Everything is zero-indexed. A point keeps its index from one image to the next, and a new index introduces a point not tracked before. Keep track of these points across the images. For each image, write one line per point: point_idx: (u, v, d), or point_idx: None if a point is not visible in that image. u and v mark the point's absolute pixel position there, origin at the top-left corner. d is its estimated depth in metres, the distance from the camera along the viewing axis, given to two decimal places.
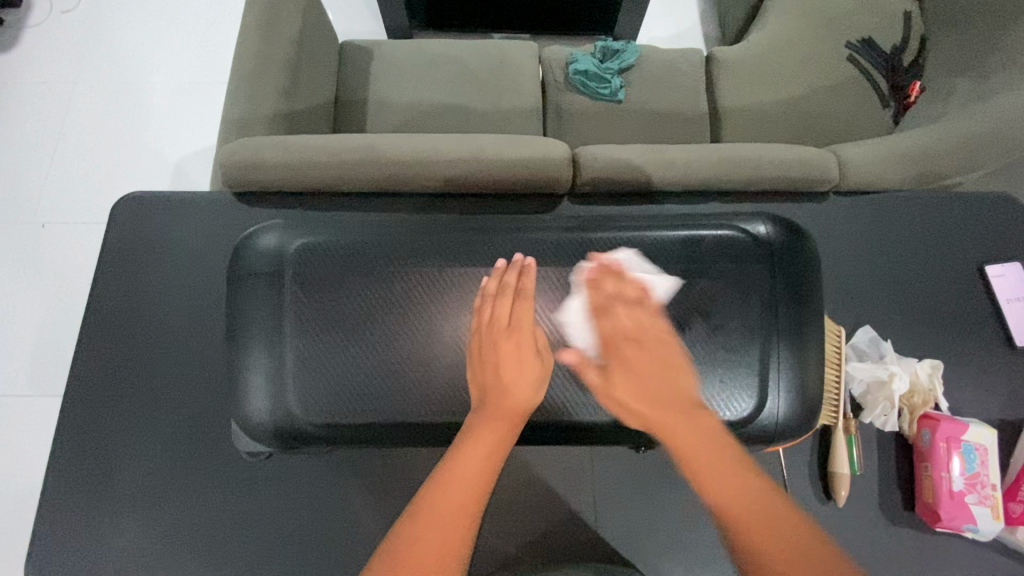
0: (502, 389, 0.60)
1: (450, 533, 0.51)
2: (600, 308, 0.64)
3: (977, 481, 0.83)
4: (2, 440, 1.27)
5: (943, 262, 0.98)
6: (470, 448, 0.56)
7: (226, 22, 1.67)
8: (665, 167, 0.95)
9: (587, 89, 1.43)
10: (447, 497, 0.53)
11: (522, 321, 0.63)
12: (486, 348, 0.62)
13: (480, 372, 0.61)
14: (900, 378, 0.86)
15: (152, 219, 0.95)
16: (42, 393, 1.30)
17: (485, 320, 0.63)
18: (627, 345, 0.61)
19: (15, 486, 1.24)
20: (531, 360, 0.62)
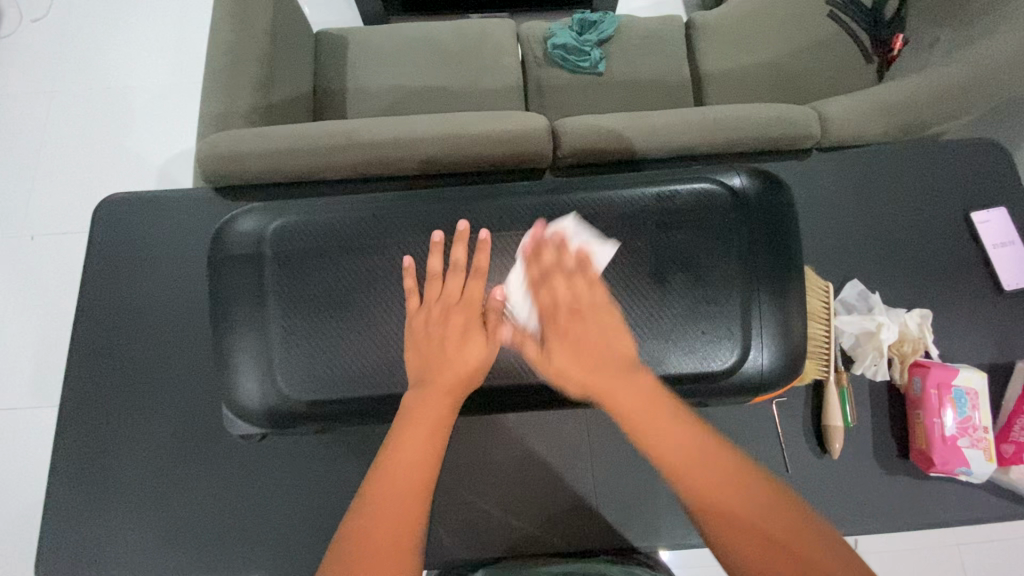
0: (442, 365, 0.61)
1: (402, 519, 0.56)
2: (540, 279, 0.65)
3: (969, 424, 0.83)
4: (6, 452, 1.28)
5: (930, 213, 0.98)
6: (412, 429, 0.59)
7: (200, 20, 1.65)
8: (645, 132, 0.94)
9: (567, 63, 1.42)
10: (396, 480, 0.57)
11: (471, 298, 0.64)
12: (433, 325, 0.63)
13: (424, 350, 0.62)
14: (887, 328, 0.86)
15: (135, 218, 0.95)
16: (42, 404, 1.31)
17: (432, 298, 0.64)
18: (568, 318, 0.63)
19: (23, 497, 1.25)
20: (472, 336, 0.63)
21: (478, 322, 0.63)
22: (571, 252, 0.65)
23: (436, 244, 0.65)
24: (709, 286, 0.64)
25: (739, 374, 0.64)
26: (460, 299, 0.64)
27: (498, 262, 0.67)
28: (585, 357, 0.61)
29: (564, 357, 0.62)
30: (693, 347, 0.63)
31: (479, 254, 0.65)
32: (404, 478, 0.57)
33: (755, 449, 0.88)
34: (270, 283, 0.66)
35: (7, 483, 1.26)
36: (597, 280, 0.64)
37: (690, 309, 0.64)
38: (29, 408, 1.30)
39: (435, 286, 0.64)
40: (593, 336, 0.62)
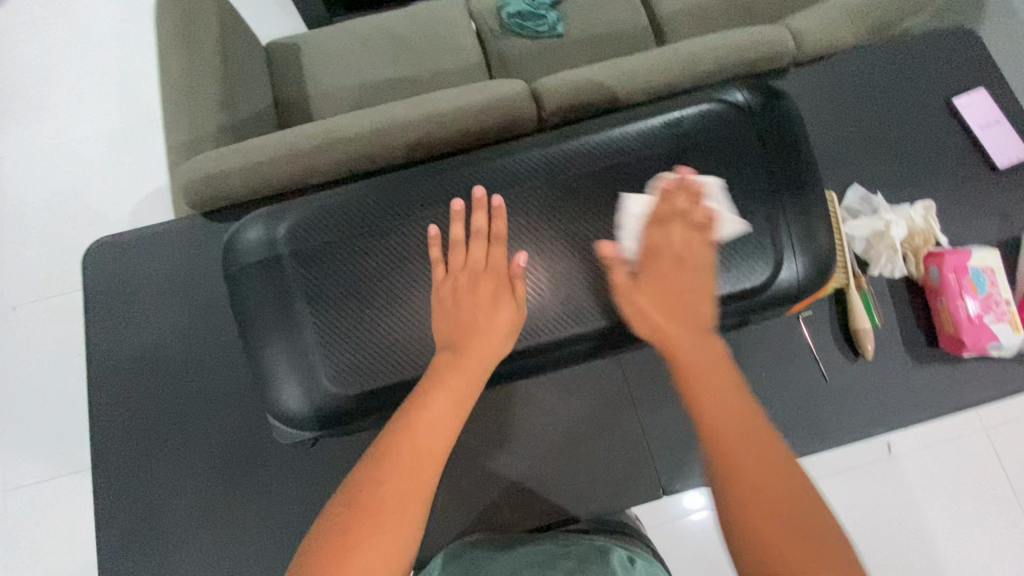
0: (475, 330, 0.60)
1: (409, 482, 0.52)
2: (658, 220, 0.62)
3: (991, 301, 0.85)
4: (45, 525, 1.24)
5: (914, 105, 0.99)
6: (439, 392, 0.56)
7: (142, 55, 1.59)
8: (626, 78, 0.92)
9: (525, 30, 1.40)
10: (413, 442, 0.53)
11: (496, 263, 0.63)
12: (464, 294, 0.61)
13: (456, 320, 0.61)
14: (896, 224, 0.87)
15: (128, 258, 0.91)
16: (69, 470, 1.27)
17: (459, 267, 0.63)
18: (669, 264, 0.60)
19: (73, 565, 1.23)
20: (503, 302, 0.62)
21: (506, 287, 0.62)
22: (702, 211, 0.62)
23: (458, 211, 0.63)
24: (733, 206, 0.64)
25: (774, 290, 0.64)
26: (485, 267, 0.63)
27: (518, 222, 0.66)
28: (671, 304, 0.58)
29: (649, 301, 0.59)
30: (726, 269, 0.63)
31: (496, 220, 0.63)
32: (422, 438, 0.54)
33: (789, 368, 0.89)
34: (292, 285, 0.64)
35: (53, 555, 1.23)
36: (710, 245, 0.61)
37: (718, 233, 0.64)
38: (49, 478, 1.26)
39: (461, 253, 0.63)
40: (689, 291, 0.59)
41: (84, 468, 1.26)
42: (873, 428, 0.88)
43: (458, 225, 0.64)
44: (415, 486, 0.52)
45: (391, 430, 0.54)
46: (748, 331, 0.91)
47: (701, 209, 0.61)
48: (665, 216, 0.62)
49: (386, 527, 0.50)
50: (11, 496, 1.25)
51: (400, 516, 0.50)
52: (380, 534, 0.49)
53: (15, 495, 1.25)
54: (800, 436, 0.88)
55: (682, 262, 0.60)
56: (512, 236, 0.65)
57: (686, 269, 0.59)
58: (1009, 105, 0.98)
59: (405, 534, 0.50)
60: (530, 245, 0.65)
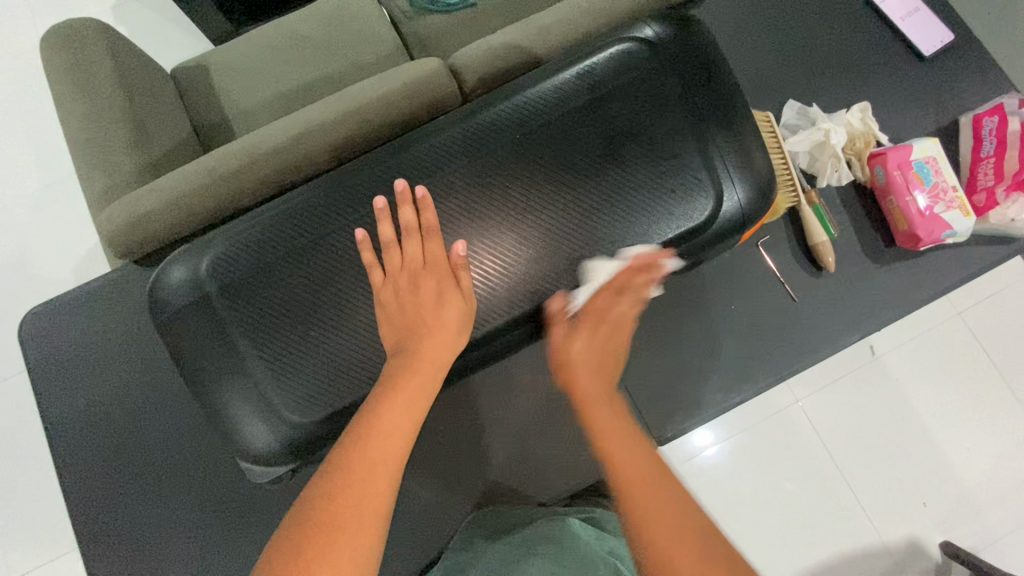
0: (423, 328, 0.60)
1: (364, 492, 0.52)
2: (618, 287, 0.61)
3: (939, 191, 0.85)
4: None
5: (834, 9, 0.97)
6: (392, 399, 0.57)
7: (44, 107, 1.49)
8: (543, 33, 0.89)
9: (435, 5, 1.35)
10: (369, 451, 0.54)
11: (434, 257, 0.62)
12: (406, 295, 0.62)
13: (403, 322, 0.61)
14: (835, 132, 0.87)
15: (64, 322, 0.87)
16: (61, 550, 1.22)
17: (396, 268, 0.62)
18: (603, 329, 0.63)
19: None
20: (448, 296, 0.62)
21: (449, 279, 0.62)
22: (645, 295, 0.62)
23: (382, 209, 0.62)
24: (663, 145, 0.62)
25: (719, 221, 0.62)
26: (423, 262, 0.63)
27: (447, 210, 0.63)
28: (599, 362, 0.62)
29: (582, 349, 0.62)
30: (669, 211, 0.62)
31: (424, 212, 0.61)
32: (376, 448, 0.54)
33: (756, 295, 0.90)
34: (228, 323, 0.61)
35: None
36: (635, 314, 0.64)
37: (654, 176, 0.62)
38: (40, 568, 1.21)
39: (395, 254, 0.61)
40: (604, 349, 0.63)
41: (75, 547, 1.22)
42: (848, 337, 0.89)
43: (386, 224, 0.62)
44: (370, 497, 0.52)
45: (345, 441, 0.55)
46: (712, 267, 0.90)
47: (644, 284, 0.61)
48: (621, 286, 0.61)
49: (343, 539, 0.49)
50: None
51: (355, 527, 0.50)
52: (339, 553, 0.49)
53: None
54: (780, 359, 0.89)
55: (610, 333, 0.63)
56: (445, 225, 0.63)
57: (608, 340, 0.64)
58: None
59: (365, 546, 0.50)
60: (466, 231, 0.63)
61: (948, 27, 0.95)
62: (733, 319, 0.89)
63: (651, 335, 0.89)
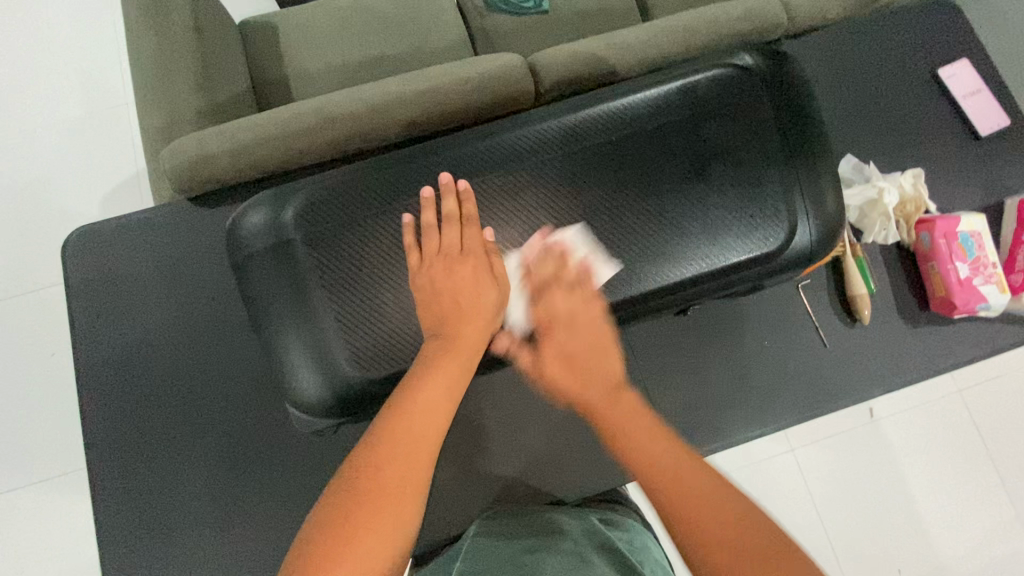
0: (460, 314, 0.61)
1: (410, 464, 0.53)
2: (546, 285, 0.63)
3: (980, 264, 0.88)
4: (41, 525, 1.20)
5: (902, 77, 1.01)
6: (434, 378, 0.57)
7: (105, 34, 1.50)
8: (625, 49, 0.92)
9: (509, 7, 1.39)
10: (412, 426, 0.54)
11: (472, 248, 0.63)
12: (442, 282, 0.61)
13: (435, 308, 0.61)
14: (888, 192, 0.89)
15: (109, 246, 0.87)
16: (65, 469, 1.23)
17: (434, 252, 0.62)
18: (560, 331, 0.62)
19: (75, 563, 1.20)
20: (483, 287, 0.62)
21: (484, 268, 0.63)
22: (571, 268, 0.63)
23: (428, 198, 0.63)
24: (747, 171, 0.64)
25: (787, 254, 0.64)
26: (461, 250, 0.63)
27: (485, 202, 0.65)
28: (575, 360, 0.62)
29: (554, 366, 0.62)
30: (745, 236, 0.64)
31: (465, 203, 0.63)
32: (421, 424, 0.55)
33: (788, 335, 0.92)
34: (304, 270, 0.62)
35: (51, 554, 1.19)
36: (599, 301, 0.63)
37: (736, 199, 0.64)
38: (40, 485, 1.22)
39: (435, 237, 0.62)
40: (583, 346, 0.62)
41: (76, 469, 1.23)
42: (871, 391, 0.91)
43: (429, 211, 0.63)
44: (414, 471, 0.53)
45: (390, 412, 0.55)
46: (748, 302, 0.92)
47: (576, 269, 0.63)
48: (543, 284, 0.63)
49: (391, 510, 0.50)
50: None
51: (401, 500, 0.51)
52: (386, 520, 0.49)
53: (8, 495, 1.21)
54: (801, 401, 0.91)
55: (570, 328, 0.62)
56: (484, 215, 0.65)
57: (575, 334, 0.62)
58: (991, 73, 1.01)
59: (407, 518, 0.51)
60: (538, 222, 0.64)
61: (1006, 112, 0.99)
62: (763, 354, 0.91)
63: (682, 356, 0.91)
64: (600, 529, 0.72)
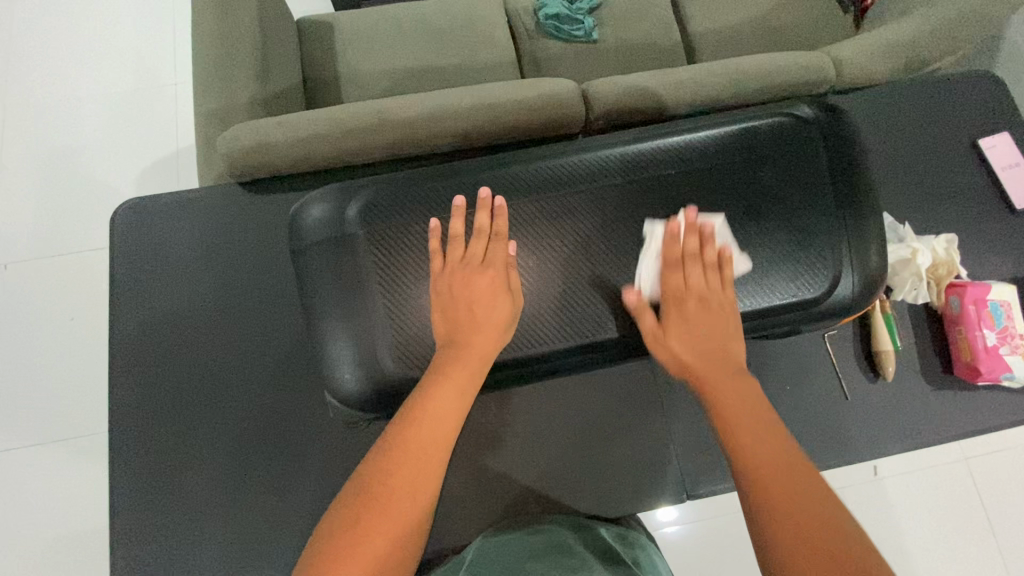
0: (472, 324, 0.61)
1: (417, 469, 0.56)
2: (672, 264, 0.65)
3: (1008, 334, 0.89)
4: (51, 488, 1.21)
5: (942, 143, 1.03)
6: (445, 387, 0.59)
7: (167, 18, 1.55)
8: (677, 87, 0.95)
9: (560, 33, 1.42)
10: (423, 432, 0.57)
11: (495, 259, 0.64)
12: (460, 288, 0.62)
13: (453, 316, 0.62)
14: (922, 253, 0.90)
15: (157, 222, 0.89)
16: (82, 434, 1.24)
17: (456, 259, 0.63)
18: (695, 305, 0.64)
19: (78, 529, 1.20)
20: (500, 297, 0.63)
21: (502, 280, 0.63)
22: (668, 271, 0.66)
23: (459, 207, 0.64)
24: (798, 217, 0.66)
25: (827, 302, 0.66)
26: (483, 260, 0.64)
27: (518, 221, 0.67)
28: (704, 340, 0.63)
29: (684, 343, 0.63)
30: (787, 279, 0.65)
31: (497, 219, 0.65)
32: (429, 431, 0.57)
33: (810, 384, 0.92)
34: (359, 265, 0.64)
35: (57, 519, 1.20)
36: (731, 281, 0.65)
37: (782, 243, 0.66)
38: (56, 447, 1.24)
39: (459, 247, 0.63)
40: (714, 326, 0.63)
41: (94, 435, 1.25)
42: (888, 448, 0.91)
43: (458, 220, 0.64)
44: (422, 475, 0.56)
45: (403, 419, 0.58)
46: (773, 345, 0.94)
47: (711, 248, 0.65)
48: (679, 257, 0.65)
49: (396, 511, 0.54)
50: (13, 465, 1.22)
51: (407, 501, 0.55)
52: (391, 520, 0.54)
53: (22, 455, 1.23)
54: (818, 451, 0.91)
55: (706, 303, 0.64)
56: (515, 234, 0.66)
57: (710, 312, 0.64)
58: None
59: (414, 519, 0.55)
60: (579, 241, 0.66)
61: None
62: (783, 399, 0.92)
63: None
64: (582, 524, 0.80)
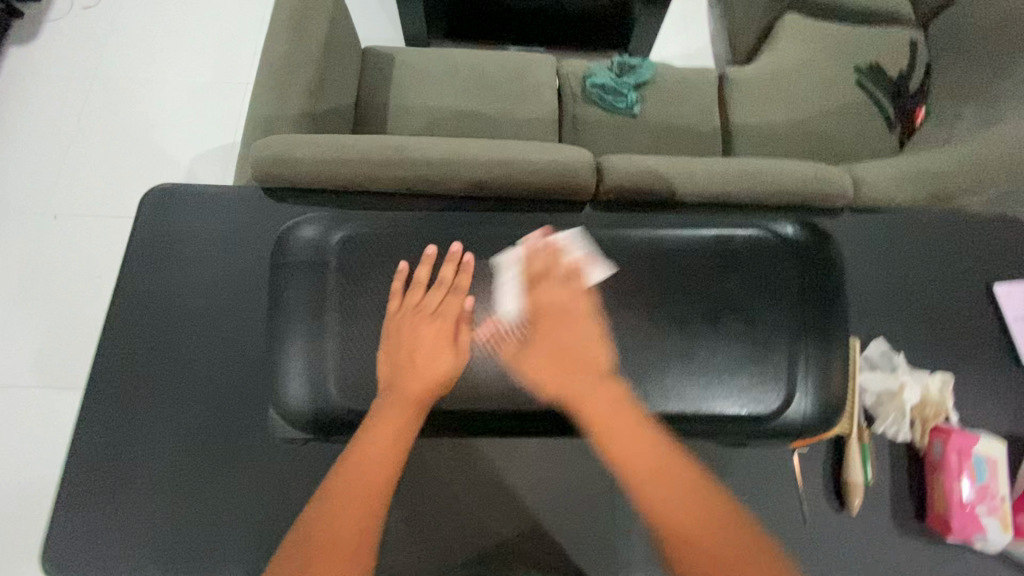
0: (414, 370, 0.68)
1: (358, 510, 0.61)
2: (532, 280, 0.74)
3: (987, 493, 0.84)
4: (24, 429, 1.28)
5: (956, 281, 1.00)
6: (382, 426, 0.65)
7: (251, 26, 1.69)
8: (688, 176, 0.97)
9: (603, 102, 1.48)
10: (361, 474, 0.62)
11: (446, 312, 0.72)
12: (409, 332, 0.70)
13: (399, 359, 0.69)
14: (909, 388, 0.88)
15: (179, 208, 0.96)
16: (64, 386, 1.31)
17: (414, 304, 0.71)
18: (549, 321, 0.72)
19: (36, 475, 1.25)
20: (443, 347, 0.70)
21: (450, 333, 0.71)
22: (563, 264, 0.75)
23: (428, 257, 0.73)
24: (760, 329, 0.74)
25: (780, 418, 0.72)
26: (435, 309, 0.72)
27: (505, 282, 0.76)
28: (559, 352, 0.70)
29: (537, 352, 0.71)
30: (742, 388, 0.72)
31: (459, 273, 0.73)
32: (370, 471, 0.62)
33: None
34: (329, 290, 0.73)
35: (20, 458, 1.26)
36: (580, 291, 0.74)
37: (744, 352, 0.74)
38: (51, 393, 1.31)
39: (417, 292, 0.71)
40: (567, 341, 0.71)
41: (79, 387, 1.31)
42: None
43: (422, 268, 0.72)
44: (362, 515, 0.61)
45: (344, 463, 0.63)
46: None
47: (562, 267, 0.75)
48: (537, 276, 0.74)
49: (342, 551, 0.59)
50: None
51: (347, 547, 0.59)
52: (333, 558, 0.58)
53: (7, 392, 1.30)
54: None
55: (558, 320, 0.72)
56: (479, 292, 0.75)
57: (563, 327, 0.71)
58: None
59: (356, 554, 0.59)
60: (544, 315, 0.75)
61: None
62: None
63: None
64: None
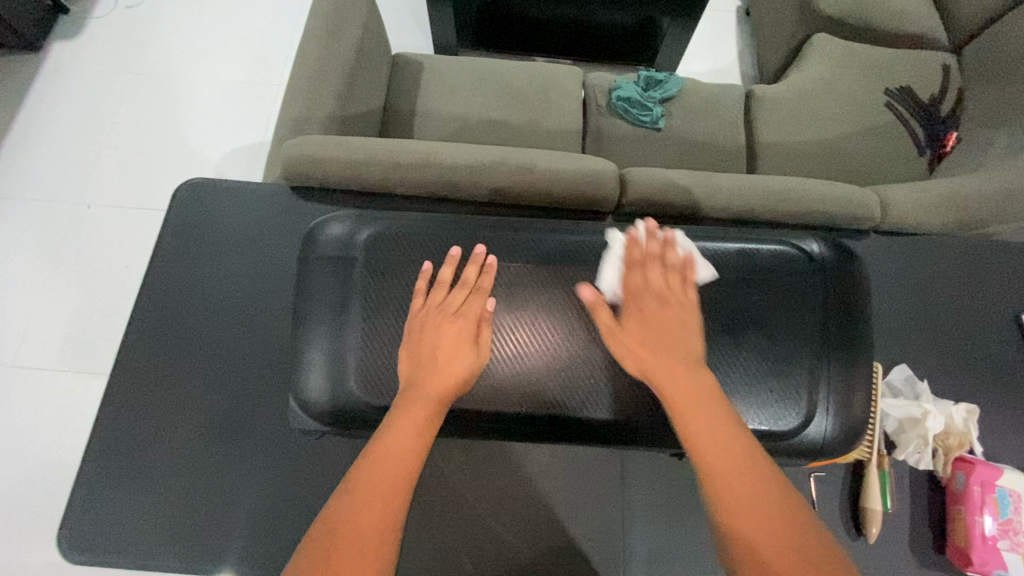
0: (435, 369, 0.65)
1: (378, 511, 0.57)
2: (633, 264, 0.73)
3: (1012, 527, 0.80)
4: (47, 410, 1.31)
5: (984, 310, 0.98)
6: (403, 424, 0.62)
7: (285, 30, 1.74)
8: (713, 191, 0.97)
9: (628, 115, 1.48)
10: (382, 473, 0.59)
11: (467, 312, 0.69)
12: (430, 331, 0.68)
13: (418, 358, 0.67)
14: (934, 417, 0.85)
15: (210, 202, 0.99)
16: (88, 370, 1.35)
17: (435, 303, 0.70)
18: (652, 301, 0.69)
19: (56, 456, 1.28)
20: (465, 348, 0.67)
21: (471, 333, 0.68)
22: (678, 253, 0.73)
23: (453, 256, 0.72)
24: (781, 346, 0.70)
25: (794, 438, 0.69)
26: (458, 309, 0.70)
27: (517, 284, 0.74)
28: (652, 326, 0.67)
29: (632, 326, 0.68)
30: (759, 406, 0.69)
31: (483, 275, 0.72)
32: (391, 470, 0.59)
33: None
34: (352, 288, 0.72)
35: (41, 439, 1.29)
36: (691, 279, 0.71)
37: (762, 368, 0.70)
38: (75, 377, 1.34)
39: (441, 292, 0.70)
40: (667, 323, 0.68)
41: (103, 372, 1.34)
42: None
43: (447, 269, 0.72)
44: (382, 517, 0.57)
45: (366, 460, 0.60)
46: None
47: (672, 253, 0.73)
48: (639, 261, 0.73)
49: (357, 557, 0.54)
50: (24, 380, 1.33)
51: (366, 550, 0.55)
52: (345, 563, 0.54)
53: (34, 373, 1.34)
54: None
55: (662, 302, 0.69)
56: (499, 294, 0.73)
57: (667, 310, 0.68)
58: None
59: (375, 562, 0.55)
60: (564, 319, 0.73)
61: None
62: None
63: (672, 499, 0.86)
64: None
